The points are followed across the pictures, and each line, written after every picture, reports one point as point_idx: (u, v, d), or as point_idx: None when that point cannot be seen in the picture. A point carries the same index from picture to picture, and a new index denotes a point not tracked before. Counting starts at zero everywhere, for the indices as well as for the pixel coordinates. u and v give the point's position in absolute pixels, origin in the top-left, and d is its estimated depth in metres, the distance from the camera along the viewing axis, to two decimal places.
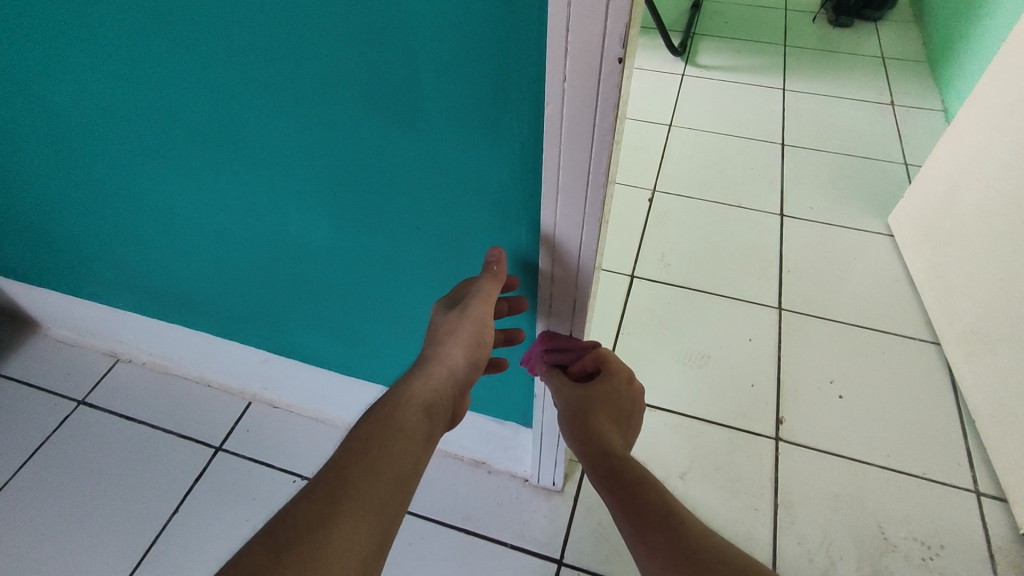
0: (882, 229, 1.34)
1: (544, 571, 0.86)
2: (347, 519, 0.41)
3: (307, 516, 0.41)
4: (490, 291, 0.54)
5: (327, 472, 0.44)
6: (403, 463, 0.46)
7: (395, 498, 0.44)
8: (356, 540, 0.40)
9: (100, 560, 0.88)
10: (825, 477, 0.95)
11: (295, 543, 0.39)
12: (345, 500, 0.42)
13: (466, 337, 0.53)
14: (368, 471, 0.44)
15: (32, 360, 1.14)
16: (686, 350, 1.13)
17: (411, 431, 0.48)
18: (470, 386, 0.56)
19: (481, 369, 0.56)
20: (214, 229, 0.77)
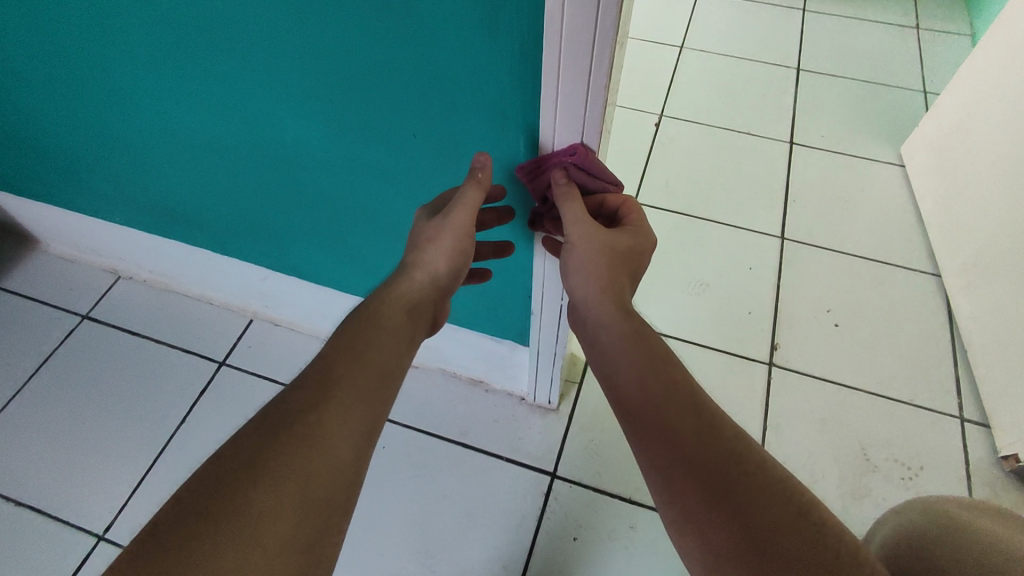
0: (893, 158, 1.31)
1: (538, 483, 0.89)
2: (336, 407, 0.42)
3: (298, 403, 0.42)
4: (474, 199, 0.52)
5: (315, 366, 0.45)
6: (389, 357, 0.47)
7: (382, 390, 0.46)
8: (347, 427, 0.42)
9: (114, 464, 0.92)
10: (815, 401, 0.97)
11: (288, 426, 0.40)
12: (334, 388, 0.43)
13: (449, 243, 0.52)
14: (356, 364, 0.45)
15: (34, 275, 1.15)
16: (686, 277, 1.13)
17: (396, 328, 0.49)
18: (451, 292, 0.56)
19: (462, 277, 0.56)
20: (207, 139, 0.75)
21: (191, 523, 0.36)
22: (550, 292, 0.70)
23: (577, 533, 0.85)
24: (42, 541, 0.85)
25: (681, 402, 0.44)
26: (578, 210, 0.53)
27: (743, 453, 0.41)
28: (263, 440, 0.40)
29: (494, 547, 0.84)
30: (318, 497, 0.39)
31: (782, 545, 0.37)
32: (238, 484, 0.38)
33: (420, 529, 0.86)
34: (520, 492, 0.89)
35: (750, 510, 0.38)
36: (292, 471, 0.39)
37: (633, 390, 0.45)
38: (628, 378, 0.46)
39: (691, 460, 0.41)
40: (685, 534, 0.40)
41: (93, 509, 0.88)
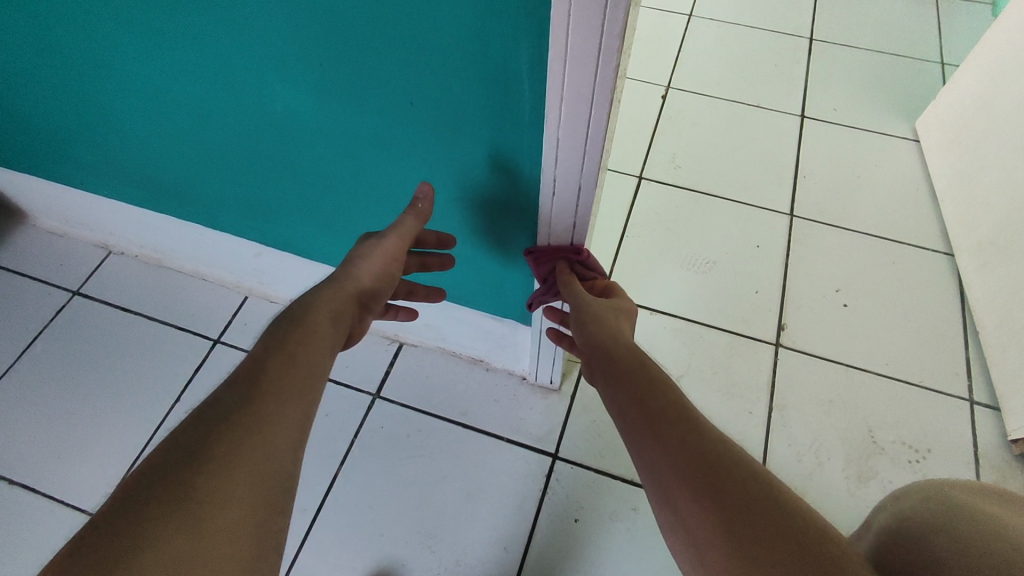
0: (908, 133, 1.26)
1: (539, 464, 0.88)
2: (270, 399, 0.43)
3: (231, 399, 0.42)
4: (413, 225, 0.58)
5: (247, 364, 0.46)
6: (319, 353, 0.48)
7: (314, 385, 0.47)
8: (286, 416, 0.43)
9: (109, 443, 0.91)
10: (821, 383, 0.95)
11: (225, 420, 0.40)
12: (268, 382, 0.44)
13: (380, 261, 0.56)
14: (291, 357, 0.46)
15: (23, 249, 1.12)
16: (691, 255, 1.10)
17: (325, 328, 0.50)
18: (372, 309, 0.58)
19: (384, 297, 0.58)
20: (192, 108, 0.71)
21: (135, 515, 0.35)
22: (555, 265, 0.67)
23: (579, 515, 0.84)
24: (36, 520, 0.84)
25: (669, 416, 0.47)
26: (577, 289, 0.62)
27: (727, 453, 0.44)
28: (203, 431, 0.40)
29: (495, 529, 0.83)
30: (264, 481, 0.39)
31: (761, 527, 0.39)
32: (182, 471, 0.37)
33: (420, 510, 0.85)
34: (521, 473, 0.87)
35: (727, 499, 0.41)
36: (236, 455, 0.39)
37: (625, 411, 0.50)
38: (623, 397, 0.50)
39: (671, 447, 0.45)
40: (676, 531, 0.43)
41: (88, 488, 0.87)
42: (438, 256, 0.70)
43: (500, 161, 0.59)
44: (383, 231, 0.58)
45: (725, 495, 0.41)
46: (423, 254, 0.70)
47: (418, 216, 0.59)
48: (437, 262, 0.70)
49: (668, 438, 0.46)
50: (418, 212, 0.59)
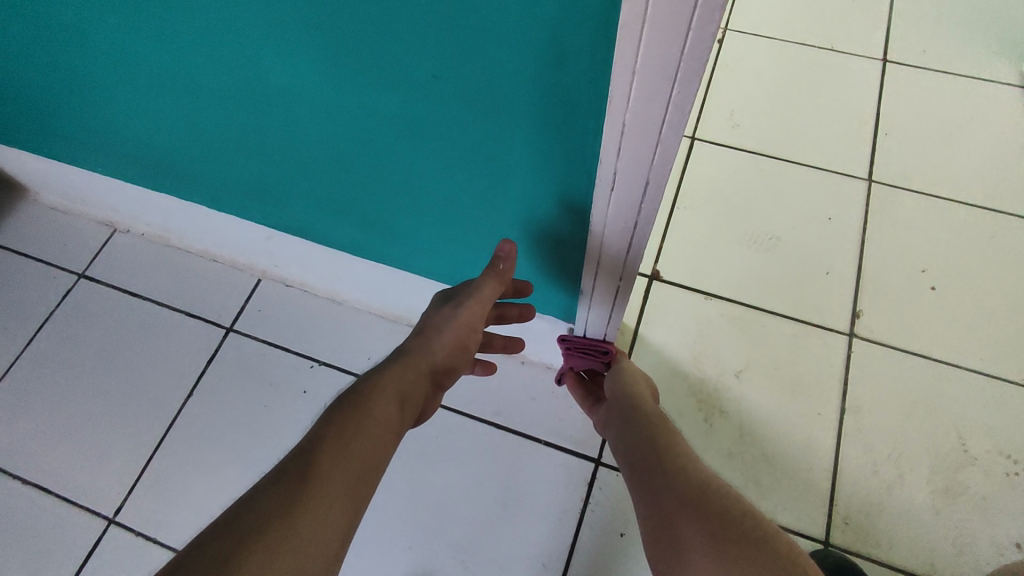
0: (1012, 79, 1.08)
1: (581, 471, 0.80)
2: (311, 510, 0.39)
3: (272, 503, 0.39)
4: (493, 292, 0.57)
5: (295, 455, 0.42)
6: (374, 452, 0.45)
7: (363, 488, 0.43)
8: (330, 527, 0.40)
9: (121, 441, 0.85)
10: (903, 380, 0.84)
11: (261, 531, 0.38)
12: (314, 485, 0.41)
13: (455, 333, 0.56)
14: (344, 454, 0.43)
15: (25, 227, 1.05)
16: (753, 230, 0.97)
17: (386, 420, 0.47)
18: (441, 385, 0.56)
19: (453, 375, 0.57)
20: (177, 77, 0.60)
21: None
22: (609, 252, 0.56)
23: (625, 529, 0.76)
24: (50, 522, 0.80)
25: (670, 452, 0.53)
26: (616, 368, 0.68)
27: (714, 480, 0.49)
28: (231, 542, 0.37)
29: (534, 542, 0.76)
30: None
31: (736, 536, 0.44)
32: None
33: (451, 520, 0.78)
34: (561, 481, 0.79)
35: (710, 510, 0.46)
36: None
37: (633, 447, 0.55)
38: (626, 436, 0.57)
39: (661, 472, 0.51)
40: (659, 545, 0.47)
41: (102, 490, 0.82)
42: (517, 307, 0.69)
43: (546, 149, 0.47)
44: (462, 297, 0.58)
45: (708, 506, 0.46)
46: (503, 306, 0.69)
47: (499, 279, 0.58)
48: (517, 315, 0.69)
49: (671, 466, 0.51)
50: (498, 276, 0.58)
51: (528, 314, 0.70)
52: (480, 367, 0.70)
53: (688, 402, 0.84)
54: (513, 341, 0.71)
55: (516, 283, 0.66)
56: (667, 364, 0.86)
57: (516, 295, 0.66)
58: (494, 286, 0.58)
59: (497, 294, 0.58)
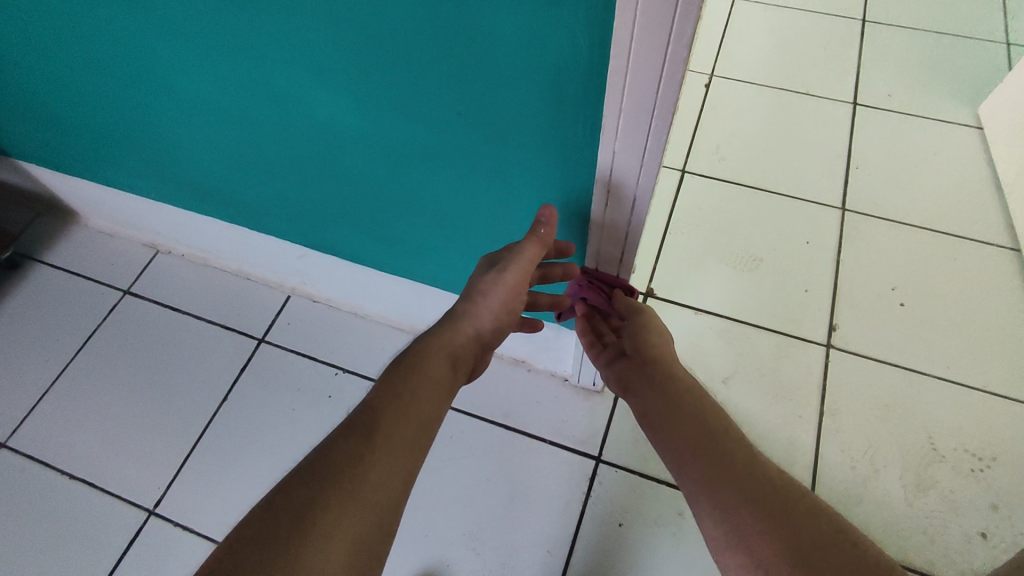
0: (970, 120, 1.19)
1: (582, 467, 0.87)
2: (378, 458, 0.48)
3: (346, 451, 0.47)
4: (534, 256, 0.57)
5: (362, 411, 0.51)
6: (427, 409, 0.53)
7: (421, 439, 0.51)
8: (395, 471, 0.48)
9: (161, 440, 0.93)
10: (876, 386, 0.92)
11: (338, 473, 0.46)
12: (379, 438, 0.49)
13: (499, 299, 0.58)
14: (403, 411, 0.51)
15: (75, 249, 1.15)
16: (738, 253, 1.06)
17: (436, 381, 0.54)
18: (490, 346, 0.61)
19: (502, 334, 0.61)
20: (236, 115, 0.71)
21: (258, 546, 0.42)
22: (605, 260, 0.66)
23: (623, 519, 0.83)
24: (95, 513, 0.87)
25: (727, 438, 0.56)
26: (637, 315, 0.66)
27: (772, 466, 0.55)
28: (315, 481, 0.46)
29: (540, 532, 0.83)
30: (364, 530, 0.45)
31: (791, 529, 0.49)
32: (295, 527, 0.43)
33: (464, 512, 0.85)
34: (563, 476, 0.87)
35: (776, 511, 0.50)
36: (344, 511, 0.45)
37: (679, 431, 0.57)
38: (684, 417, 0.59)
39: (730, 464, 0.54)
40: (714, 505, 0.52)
41: (142, 484, 0.89)
42: (561, 266, 0.64)
43: (551, 171, 0.57)
44: (505, 262, 0.58)
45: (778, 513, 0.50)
46: (545, 265, 0.64)
47: (540, 244, 0.58)
48: (561, 273, 0.64)
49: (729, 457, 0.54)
50: (539, 240, 0.58)
51: (573, 273, 0.65)
52: (526, 327, 0.72)
53: None
54: (557, 301, 0.68)
55: (557, 243, 0.62)
56: None
57: (558, 255, 0.63)
58: (535, 250, 0.57)
59: (540, 257, 0.58)
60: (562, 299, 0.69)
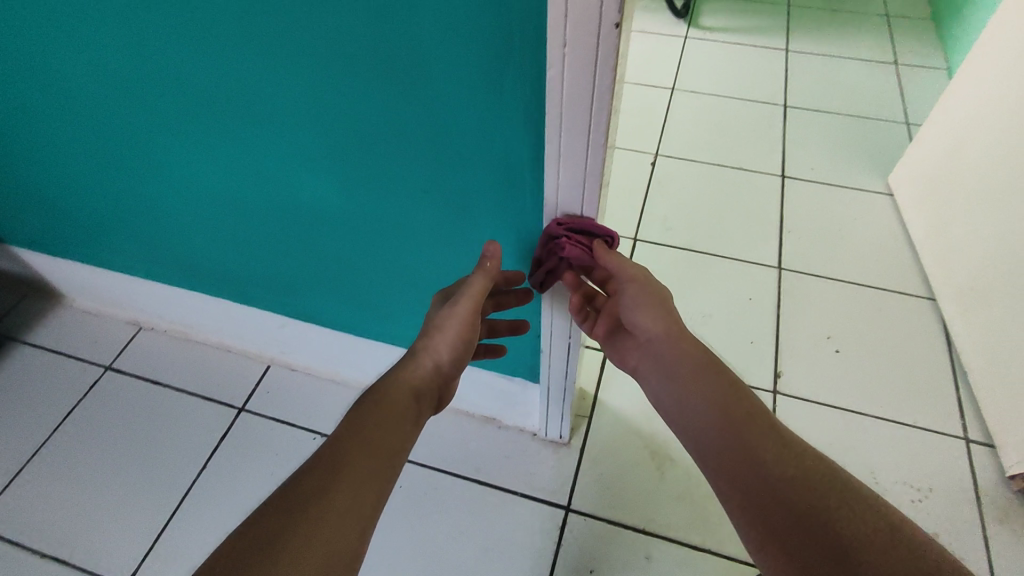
0: (882, 188, 1.36)
1: (552, 517, 0.91)
2: (345, 485, 0.50)
3: (314, 482, 0.50)
4: (481, 288, 0.63)
5: (330, 446, 0.54)
6: (392, 439, 0.56)
7: (387, 467, 0.54)
8: (362, 496, 0.51)
9: (137, 511, 0.94)
10: (820, 427, 0.99)
11: (307, 501, 0.49)
12: (345, 468, 0.52)
13: (453, 330, 0.63)
14: (368, 442, 0.54)
15: (58, 329, 1.19)
16: (688, 310, 1.16)
17: (400, 412, 0.58)
18: (451, 376, 0.66)
19: (460, 364, 0.66)
20: (230, 196, 0.80)
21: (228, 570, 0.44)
22: (560, 316, 0.74)
23: (593, 565, 0.86)
24: None
25: (752, 422, 0.54)
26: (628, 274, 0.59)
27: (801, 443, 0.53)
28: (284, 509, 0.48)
29: None
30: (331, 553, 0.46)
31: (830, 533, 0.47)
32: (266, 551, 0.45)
33: (439, 567, 0.87)
34: (535, 526, 0.90)
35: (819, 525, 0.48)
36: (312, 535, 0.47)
37: (698, 427, 0.55)
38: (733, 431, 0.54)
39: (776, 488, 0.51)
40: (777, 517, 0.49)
41: (116, 557, 0.89)
42: (514, 294, 0.70)
43: (507, 238, 0.66)
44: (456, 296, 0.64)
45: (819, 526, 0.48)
46: (499, 294, 0.70)
47: (486, 276, 0.63)
48: (515, 299, 0.70)
49: (758, 452, 0.52)
50: (485, 273, 0.63)
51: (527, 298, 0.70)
52: (490, 351, 0.75)
53: (643, 453, 0.97)
54: (515, 324, 0.73)
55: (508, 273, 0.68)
56: (622, 423, 1.01)
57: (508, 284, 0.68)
58: (483, 283, 0.63)
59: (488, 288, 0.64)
60: (520, 323, 0.74)
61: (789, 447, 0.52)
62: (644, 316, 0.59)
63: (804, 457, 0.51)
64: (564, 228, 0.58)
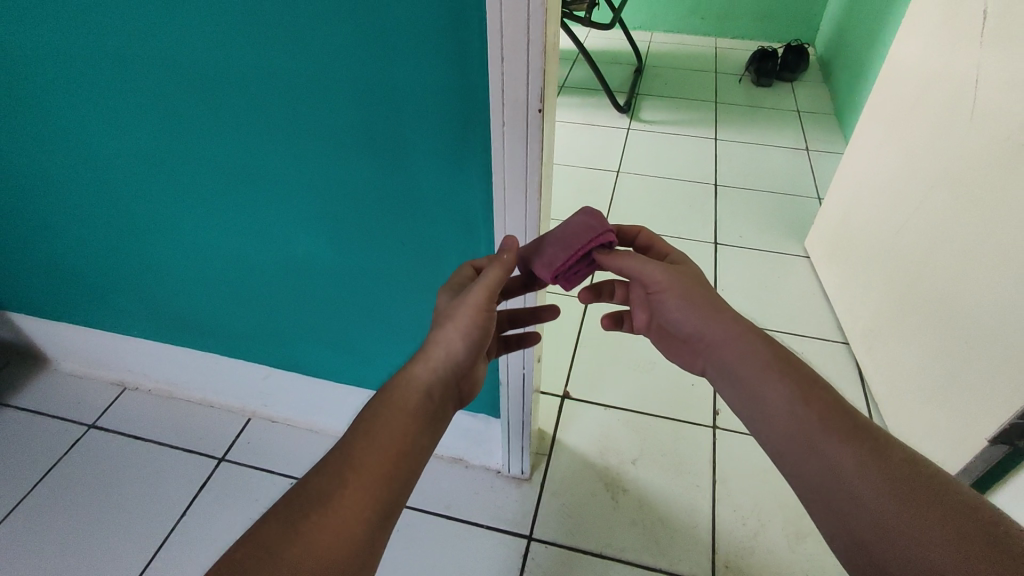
0: (800, 251, 1.56)
1: (516, 546, 0.98)
2: (348, 490, 0.51)
3: (319, 486, 0.51)
4: (495, 276, 0.60)
5: (338, 448, 0.54)
6: (401, 442, 0.55)
7: (397, 470, 0.54)
8: (366, 500, 0.52)
9: (116, 558, 0.97)
10: (755, 456, 1.11)
11: (310, 504, 0.50)
12: (349, 474, 0.52)
13: (466, 321, 0.59)
14: (375, 446, 0.54)
15: (44, 391, 1.25)
16: (636, 358, 1.29)
17: (410, 412, 0.57)
18: (469, 371, 0.62)
19: (479, 355, 0.62)
20: (230, 253, 0.92)
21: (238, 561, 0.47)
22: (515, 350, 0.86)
23: None
24: None
25: (841, 424, 0.53)
26: (656, 274, 0.61)
27: (902, 452, 0.50)
28: (289, 513, 0.50)
29: None
30: (332, 553, 0.49)
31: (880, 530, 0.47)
32: (275, 547, 0.48)
33: None
34: (500, 555, 0.97)
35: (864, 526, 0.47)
36: (314, 537, 0.49)
37: (776, 431, 0.54)
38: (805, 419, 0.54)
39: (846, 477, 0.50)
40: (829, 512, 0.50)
41: None
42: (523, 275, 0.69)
43: None
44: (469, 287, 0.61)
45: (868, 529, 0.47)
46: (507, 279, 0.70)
47: (502, 267, 0.60)
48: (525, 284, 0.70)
49: (847, 460, 0.50)
50: (501, 263, 0.60)
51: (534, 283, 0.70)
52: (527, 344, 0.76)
53: (598, 484, 1.07)
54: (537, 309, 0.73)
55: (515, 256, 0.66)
56: (578, 458, 1.10)
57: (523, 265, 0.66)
58: (498, 272, 0.60)
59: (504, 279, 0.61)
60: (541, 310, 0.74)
61: (886, 460, 0.49)
62: (689, 319, 0.61)
63: (908, 472, 0.49)
64: (556, 273, 0.61)
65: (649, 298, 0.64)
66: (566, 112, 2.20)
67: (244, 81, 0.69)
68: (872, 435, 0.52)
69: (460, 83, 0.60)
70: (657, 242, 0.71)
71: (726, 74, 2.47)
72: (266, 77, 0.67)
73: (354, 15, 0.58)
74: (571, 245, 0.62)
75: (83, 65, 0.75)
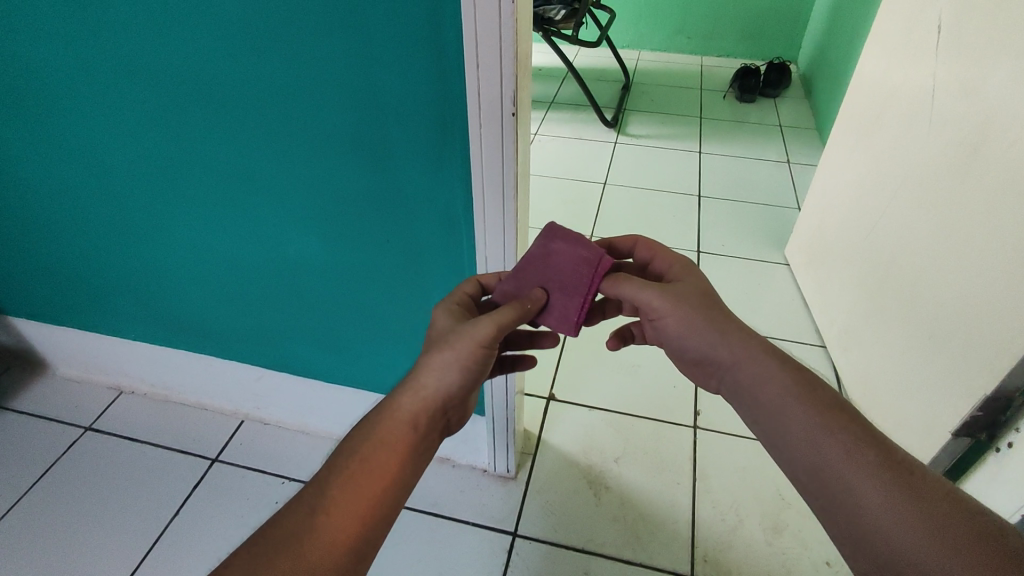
0: (780, 259, 1.60)
1: (501, 541, 1.00)
2: (323, 528, 0.50)
3: (292, 525, 0.50)
4: (505, 317, 0.59)
5: (314, 484, 0.53)
6: (382, 476, 0.53)
7: (376, 507, 0.53)
8: (342, 540, 0.50)
9: (109, 555, 0.99)
10: (734, 454, 1.14)
11: (283, 544, 0.49)
12: (325, 512, 0.51)
13: (465, 352, 0.58)
14: (353, 481, 0.53)
15: (41, 395, 1.27)
16: (621, 362, 1.33)
17: (393, 443, 0.55)
18: (455, 406, 0.60)
19: (468, 393, 0.60)
20: (224, 256, 0.96)
21: None
22: None
23: None
24: None
25: (872, 453, 0.50)
26: (653, 300, 0.61)
27: (940, 487, 0.48)
28: (260, 552, 0.49)
29: None
30: None
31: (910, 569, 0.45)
32: None
33: None
34: (485, 550, 0.99)
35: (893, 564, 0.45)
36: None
37: (799, 457, 0.52)
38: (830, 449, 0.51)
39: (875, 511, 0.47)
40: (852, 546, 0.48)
41: None
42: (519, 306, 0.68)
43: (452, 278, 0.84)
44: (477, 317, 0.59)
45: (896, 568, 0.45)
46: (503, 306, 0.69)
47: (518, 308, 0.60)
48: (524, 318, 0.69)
49: (877, 496, 0.48)
50: (519, 306, 0.61)
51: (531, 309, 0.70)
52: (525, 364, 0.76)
53: (581, 483, 1.09)
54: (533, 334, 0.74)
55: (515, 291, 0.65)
56: (563, 458, 1.13)
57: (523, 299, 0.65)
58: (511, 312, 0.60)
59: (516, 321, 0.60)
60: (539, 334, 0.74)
61: (923, 498, 0.47)
62: (692, 341, 0.60)
63: (947, 512, 0.46)
64: (578, 324, 0.63)
65: (651, 322, 0.64)
66: (555, 127, 2.26)
67: (238, 90, 0.73)
68: (905, 467, 0.49)
69: (440, 90, 0.64)
70: (658, 251, 0.69)
71: (711, 91, 2.55)
72: (259, 86, 0.72)
73: (341, 27, 0.63)
74: (578, 290, 0.63)
75: (85, 77, 0.79)
